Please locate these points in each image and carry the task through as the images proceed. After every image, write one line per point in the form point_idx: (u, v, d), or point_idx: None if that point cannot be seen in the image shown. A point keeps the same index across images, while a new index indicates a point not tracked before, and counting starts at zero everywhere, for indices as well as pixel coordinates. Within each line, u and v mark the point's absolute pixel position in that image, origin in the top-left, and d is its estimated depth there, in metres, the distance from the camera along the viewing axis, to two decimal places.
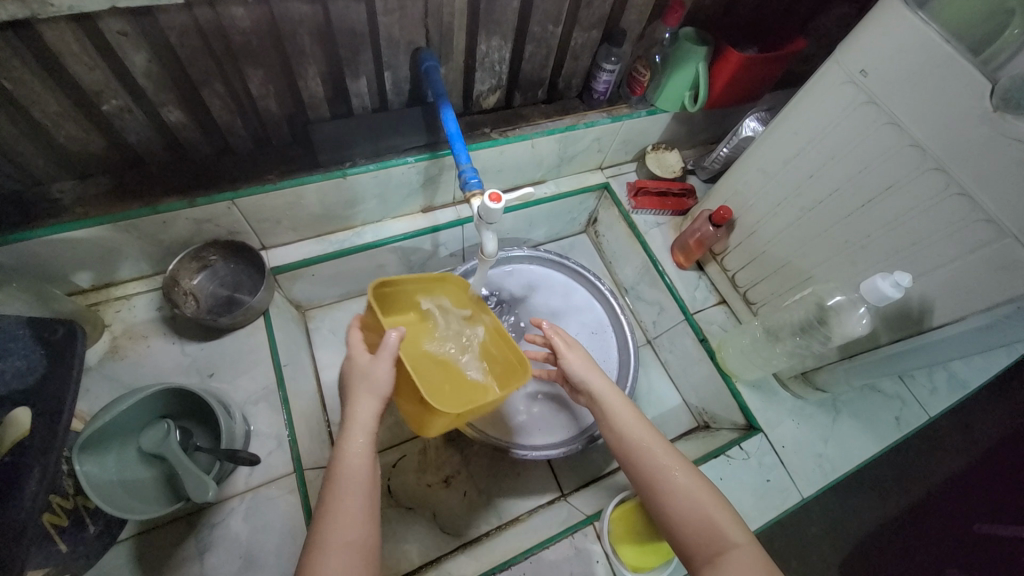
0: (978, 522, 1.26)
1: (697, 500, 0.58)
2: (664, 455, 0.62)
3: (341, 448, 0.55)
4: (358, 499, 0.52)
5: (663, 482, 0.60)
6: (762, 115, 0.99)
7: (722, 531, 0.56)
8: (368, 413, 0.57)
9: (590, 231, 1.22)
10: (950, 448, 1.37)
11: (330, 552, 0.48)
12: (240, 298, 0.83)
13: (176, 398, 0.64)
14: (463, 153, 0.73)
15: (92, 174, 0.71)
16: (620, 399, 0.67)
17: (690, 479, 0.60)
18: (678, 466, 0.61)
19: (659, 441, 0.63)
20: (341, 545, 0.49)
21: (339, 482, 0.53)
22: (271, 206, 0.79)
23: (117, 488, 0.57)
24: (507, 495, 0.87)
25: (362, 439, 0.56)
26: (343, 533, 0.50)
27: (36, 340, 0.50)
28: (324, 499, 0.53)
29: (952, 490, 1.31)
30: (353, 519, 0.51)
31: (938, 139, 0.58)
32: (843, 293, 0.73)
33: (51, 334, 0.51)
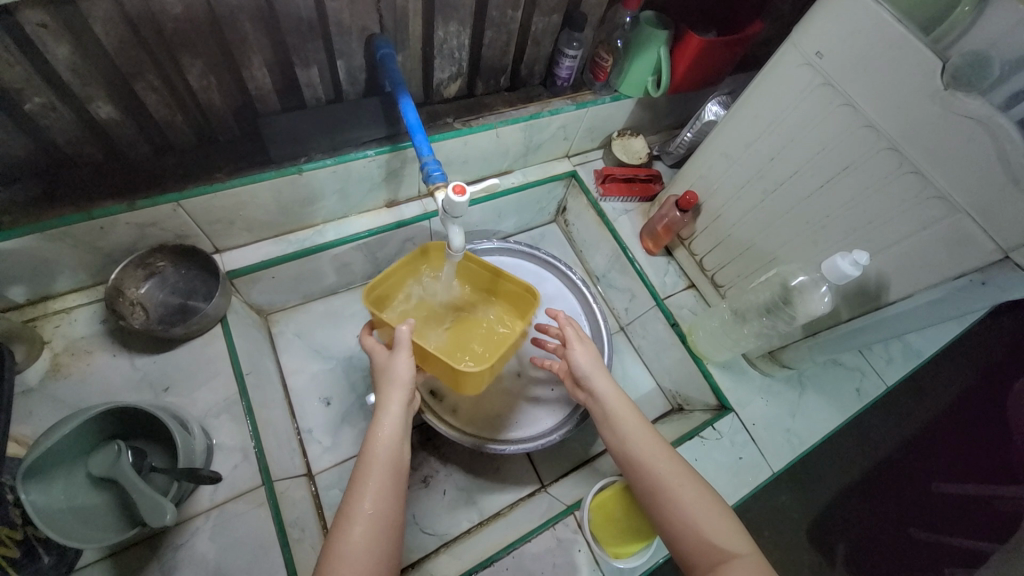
0: (937, 480, 1.36)
1: (698, 506, 0.59)
2: (668, 462, 0.63)
3: (372, 430, 0.59)
4: (386, 486, 0.55)
5: (668, 485, 0.61)
6: (724, 98, 0.99)
7: (726, 540, 0.56)
8: (399, 403, 0.61)
9: (559, 220, 1.21)
10: (905, 414, 1.45)
11: (358, 520, 0.52)
12: (194, 306, 0.78)
13: (127, 417, 0.60)
14: (425, 145, 0.70)
15: (18, 179, 0.65)
16: (629, 406, 0.68)
17: (695, 484, 0.61)
18: (684, 473, 0.62)
19: (664, 448, 0.64)
20: (367, 519, 0.53)
21: (368, 463, 0.56)
22: (221, 206, 0.74)
23: (67, 515, 0.54)
24: (487, 490, 0.86)
25: (392, 424, 0.59)
26: (368, 512, 0.53)
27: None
28: (353, 479, 0.56)
29: (911, 452, 1.39)
30: (378, 498, 0.54)
31: (890, 119, 0.60)
32: (807, 274, 0.75)
33: None
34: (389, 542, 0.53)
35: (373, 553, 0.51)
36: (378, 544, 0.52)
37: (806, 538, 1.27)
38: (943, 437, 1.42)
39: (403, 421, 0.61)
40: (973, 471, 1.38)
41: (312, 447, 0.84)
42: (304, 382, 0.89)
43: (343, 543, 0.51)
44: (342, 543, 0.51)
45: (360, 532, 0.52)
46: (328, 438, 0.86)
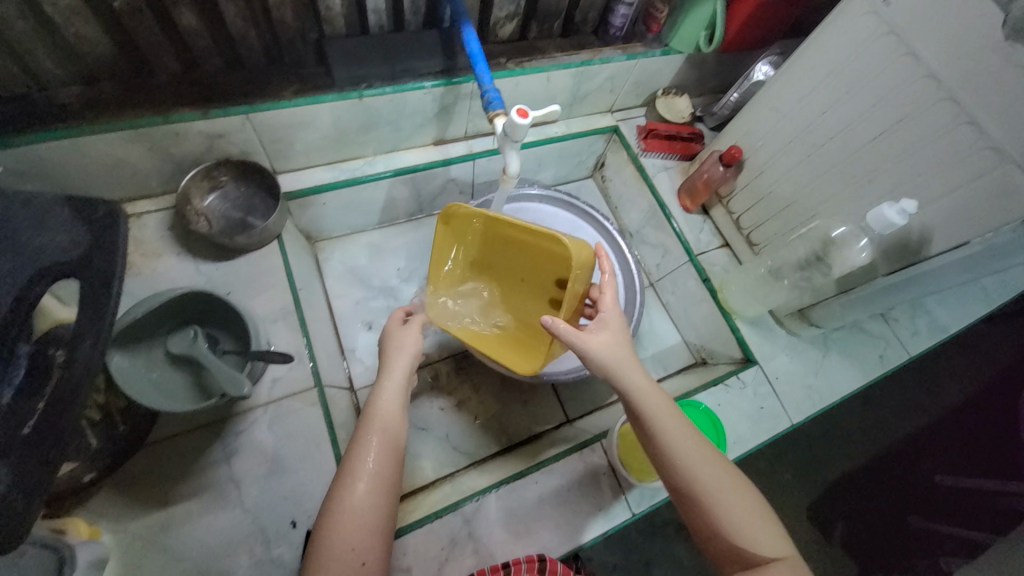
0: (939, 474, 1.37)
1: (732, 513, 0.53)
2: (700, 464, 0.55)
3: (375, 393, 0.61)
4: (386, 444, 0.57)
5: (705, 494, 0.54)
6: (775, 58, 0.99)
7: (762, 548, 0.52)
8: (401, 370, 0.64)
9: (597, 175, 1.22)
10: (915, 405, 1.47)
11: (360, 476, 0.54)
12: (253, 222, 0.82)
13: (199, 305, 0.64)
14: (486, 74, 0.72)
15: (100, 81, 0.68)
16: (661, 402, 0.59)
17: (733, 485, 0.54)
18: (720, 474, 0.55)
19: (699, 448, 0.56)
20: (368, 474, 0.54)
21: (371, 422, 0.59)
22: (285, 125, 0.77)
23: (148, 386, 0.59)
24: (516, 420, 0.91)
25: (393, 390, 0.62)
26: (370, 469, 0.55)
27: (75, 219, 0.42)
28: (355, 436, 0.58)
29: (918, 441, 1.41)
30: (380, 456, 0.56)
31: (952, 67, 0.60)
32: (848, 225, 0.76)
33: (91, 213, 0.43)
34: (389, 500, 0.55)
35: (373, 511, 0.53)
36: (380, 498, 0.54)
37: (807, 513, 1.31)
38: (951, 429, 1.44)
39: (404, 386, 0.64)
40: (975, 465, 1.39)
41: (354, 365, 0.90)
42: (348, 306, 0.94)
43: (347, 494, 0.53)
44: (345, 497, 0.53)
45: (364, 487, 0.53)
46: (370, 359, 0.91)
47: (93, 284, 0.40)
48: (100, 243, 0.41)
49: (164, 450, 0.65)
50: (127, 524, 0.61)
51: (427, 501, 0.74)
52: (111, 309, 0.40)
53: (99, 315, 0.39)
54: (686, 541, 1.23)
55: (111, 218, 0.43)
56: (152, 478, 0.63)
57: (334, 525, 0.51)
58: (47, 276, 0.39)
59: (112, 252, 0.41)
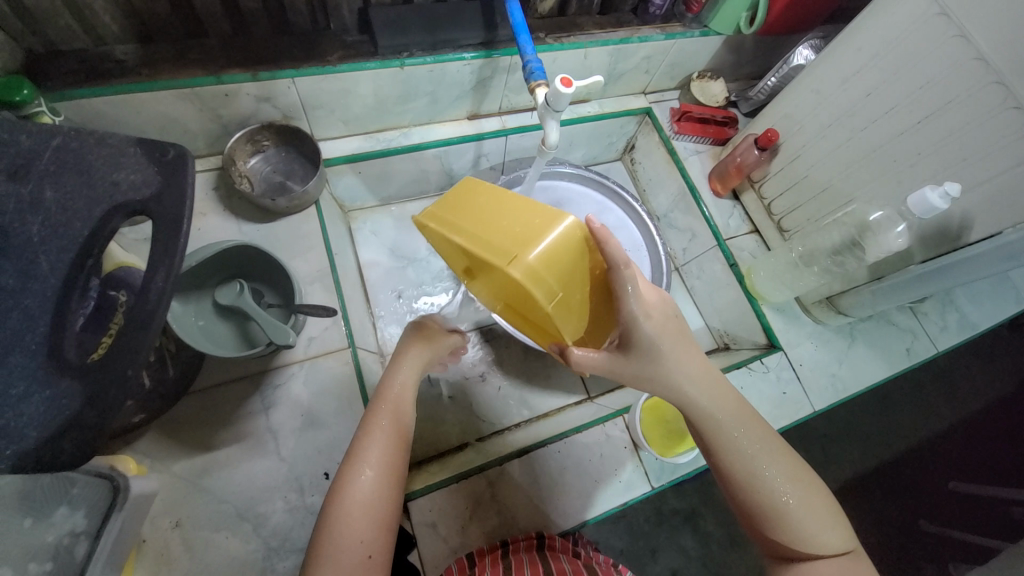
0: (953, 479, 1.37)
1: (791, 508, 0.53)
2: (760, 457, 0.55)
3: (385, 382, 0.62)
4: (393, 431, 0.57)
5: (764, 489, 0.53)
6: (816, 43, 0.98)
7: (820, 540, 0.52)
8: (412, 364, 0.65)
9: (626, 158, 1.22)
10: (935, 409, 1.45)
11: (370, 465, 0.53)
12: (292, 186, 0.84)
13: (246, 260, 0.66)
14: (528, 45, 0.72)
15: (156, 39, 0.71)
16: (716, 398, 0.57)
17: (793, 478, 0.54)
18: (781, 468, 0.54)
19: (758, 442, 0.56)
20: (377, 462, 0.54)
21: (381, 408, 0.59)
22: (329, 91, 0.79)
23: (197, 333, 0.61)
24: (538, 393, 0.92)
25: (407, 380, 0.63)
26: (379, 456, 0.54)
27: (148, 159, 0.44)
28: (365, 423, 0.58)
29: (935, 444, 1.40)
30: (388, 448, 0.55)
31: (1006, 48, 0.59)
32: (884, 211, 0.75)
33: (162, 154, 0.44)
34: (395, 491, 0.54)
35: (378, 501, 0.52)
36: (386, 489, 0.53)
37: None
38: (969, 434, 1.43)
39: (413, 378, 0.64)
40: (992, 472, 1.37)
41: (383, 332, 0.92)
42: (378, 275, 0.96)
43: (353, 482, 0.52)
44: (350, 486, 0.52)
45: (369, 476, 0.53)
46: (398, 326, 0.93)
47: (164, 223, 0.41)
48: (170, 183, 0.43)
49: (208, 398, 0.68)
50: (172, 465, 0.64)
51: (452, 464, 0.76)
52: (180, 247, 0.41)
53: (168, 251, 0.40)
54: (693, 532, 1.24)
55: (181, 159, 0.44)
56: (195, 423, 0.67)
57: (340, 515, 0.51)
58: (124, 210, 0.42)
59: (181, 192, 0.43)
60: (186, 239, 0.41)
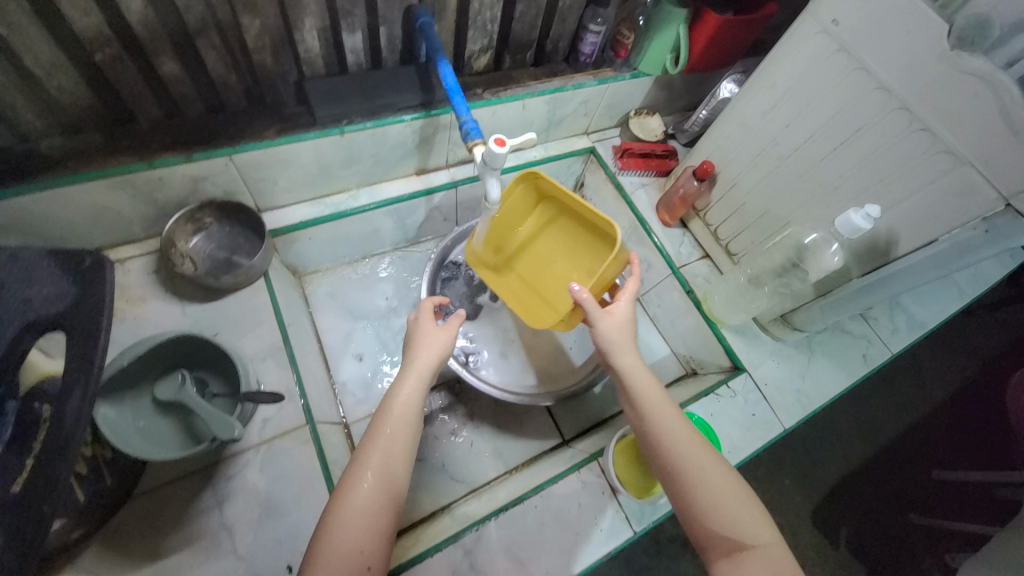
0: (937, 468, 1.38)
1: (716, 496, 0.57)
2: (689, 447, 0.61)
3: (397, 383, 0.61)
4: (395, 438, 0.56)
5: (688, 475, 0.59)
6: (739, 77, 1.04)
7: (747, 530, 0.56)
8: (428, 360, 0.63)
9: (577, 195, 1.25)
10: (905, 403, 1.48)
11: (370, 467, 0.54)
12: (238, 260, 0.82)
13: (188, 348, 0.63)
14: (463, 106, 0.74)
15: (82, 130, 0.69)
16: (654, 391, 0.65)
17: (719, 470, 0.60)
18: (709, 460, 0.60)
19: (691, 434, 0.62)
20: (378, 470, 0.54)
21: (386, 414, 0.58)
22: (268, 163, 0.78)
23: (136, 435, 0.58)
24: (511, 443, 0.90)
25: (415, 382, 0.62)
26: (380, 462, 0.54)
27: (62, 271, 0.43)
28: (371, 428, 0.58)
29: (912, 436, 1.43)
30: (390, 450, 0.56)
31: (902, 79, 0.64)
32: (820, 232, 0.79)
33: (76, 264, 0.43)
34: (394, 498, 0.54)
35: (375, 511, 0.52)
36: (384, 498, 0.53)
37: (811, 520, 1.30)
38: (942, 423, 1.46)
39: (426, 379, 0.63)
40: (968, 458, 1.40)
41: (347, 398, 0.89)
42: (338, 339, 0.94)
43: (353, 488, 0.52)
44: (350, 491, 0.52)
45: (369, 481, 0.53)
46: (361, 392, 0.90)
47: (81, 338, 0.40)
48: (87, 295, 0.42)
49: (155, 499, 0.64)
50: None
51: (428, 532, 0.73)
52: (98, 361, 0.40)
53: (86, 368, 0.39)
54: (690, 560, 1.21)
55: (97, 269, 0.43)
56: (143, 529, 0.62)
57: (335, 522, 0.50)
58: (38, 328, 0.40)
59: (99, 304, 0.42)
60: (102, 357, 0.40)
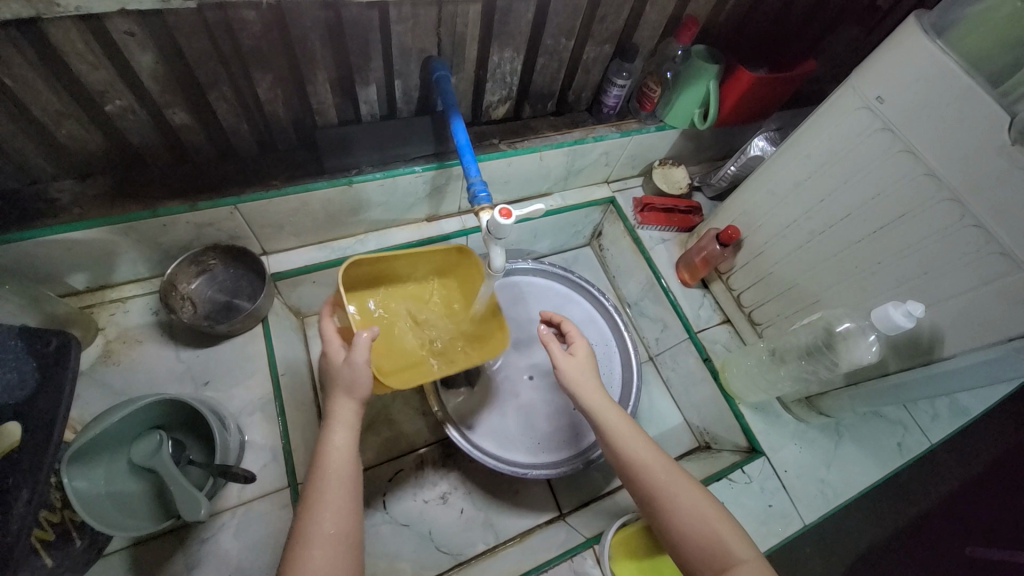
0: (969, 544, 1.17)
1: (699, 515, 0.56)
2: (666, 469, 0.60)
3: (324, 442, 0.55)
4: (341, 497, 0.52)
5: (662, 497, 0.58)
6: (772, 135, 0.98)
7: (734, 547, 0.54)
8: (350, 411, 0.58)
9: (594, 244, 1.21)
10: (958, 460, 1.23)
11: (315, 543, 0.49)
12: (238, 305, 0.82)
13: (171, 411, 0.63)
14: (473, 166, 0.71)
15: (92, 174, 0.69)
16: (624, 420, 0.64)
17: (690, 488, 0.58)
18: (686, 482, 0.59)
19: (658, 456, 0.61)
20: (325, 541, 0.49)
21: (321, 479, 0.53)
22: (275, 211, 0.77)
23: (105, 503, 0.56)
24: (504, 513, 0.85)
25: (344, 435, 0.56)
26: (325, 532, 0.50)
27: (28, 353, 0.49)
28: (306, 496, 0.53)
29: (954, 504, 1.19)
30: (338, 515, 0.51)
31: (953, 169, 0.57)
32: (853, 320, 0.72)
33: (43, 345, 0.50)
34: (352, 561, 0.50)
35: None
36: (343, 565, 0.49)
37: None
38: (991, 490, 1.21)
39: (355, 428, 0.57)
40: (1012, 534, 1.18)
41: None
42: None
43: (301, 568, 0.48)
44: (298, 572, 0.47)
45: (320, 555, 0.48)
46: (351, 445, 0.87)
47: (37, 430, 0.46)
48: (47, 384, 0.48)
49: (124, 561, 0.61)
50: None
51: None
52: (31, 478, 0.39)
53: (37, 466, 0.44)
54: None
55: (63, 351, 0.50)
56: None
57: None
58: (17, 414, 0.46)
59: (56, 393, 0.48)
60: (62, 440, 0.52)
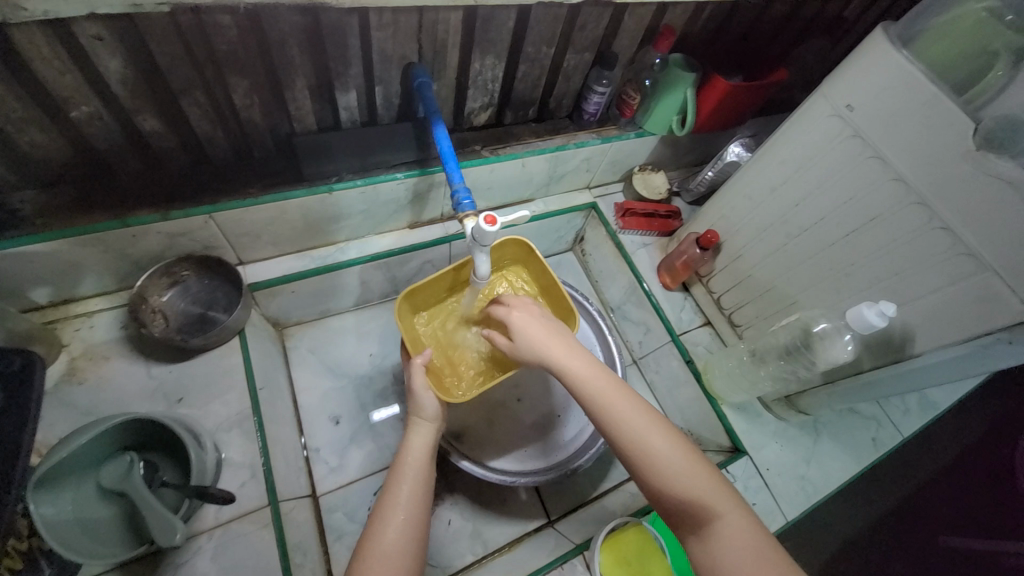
0: (940, 535, 1.22)
1: (677, 473, 0.54)
2: (645, 424, 0.56)
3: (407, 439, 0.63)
4: (412, 486, 0.58)
5: (640, 457, 0.55)
6: (747, 141, 1.01)
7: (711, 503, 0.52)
8: (429, 415, 0.64)
9: (576, 249, 1.22)
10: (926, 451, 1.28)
11: (393, 521, 0.55)
12: (214, 317, 0.79)
13: (144, 431, 0.60)
14: (456, 173, 0.71)
15: (55, 183, 0.66)
16: (601, 374, 0.61)
17: (669, 445, 0.56)
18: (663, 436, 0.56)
19: (635, 415, 0.57)
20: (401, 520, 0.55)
21: (400, 468, 0.60)
22: (252, 220, 0.75)
23: (74, 530, 0.53)
24: (493, 522, 0.84)
25: (424, 436, 0.63)
26: (403, 512, 0.56)
27: None
28: (386, 487, 0.59)
29: (916, 495, 1.24)
30: (412, 500, 0.57)
31: (922, 174, 0.60)
32: (829, 321, 0.74)
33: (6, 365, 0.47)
34: (420, 544, 0.55)
35: (404, 558, 0.53)
36: (413, 545, 0.54)
37: None
38: (953, 480, 1.28)
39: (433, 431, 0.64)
40: (970, 522, 1.23)
41: (318, 467, 0.83)
42: (314, 398, 0.89)
43: (379, 539, 0.54)
44: (376, 542, 0.53)
45: (395, 531, 0.54)
46: (334, 459, 0.85)
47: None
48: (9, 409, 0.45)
49: None
50: None
51: None
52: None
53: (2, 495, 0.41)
54: None
55: (28, 372, 0.47)
56: None
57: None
58: None
59: (22, 415, 0.45)
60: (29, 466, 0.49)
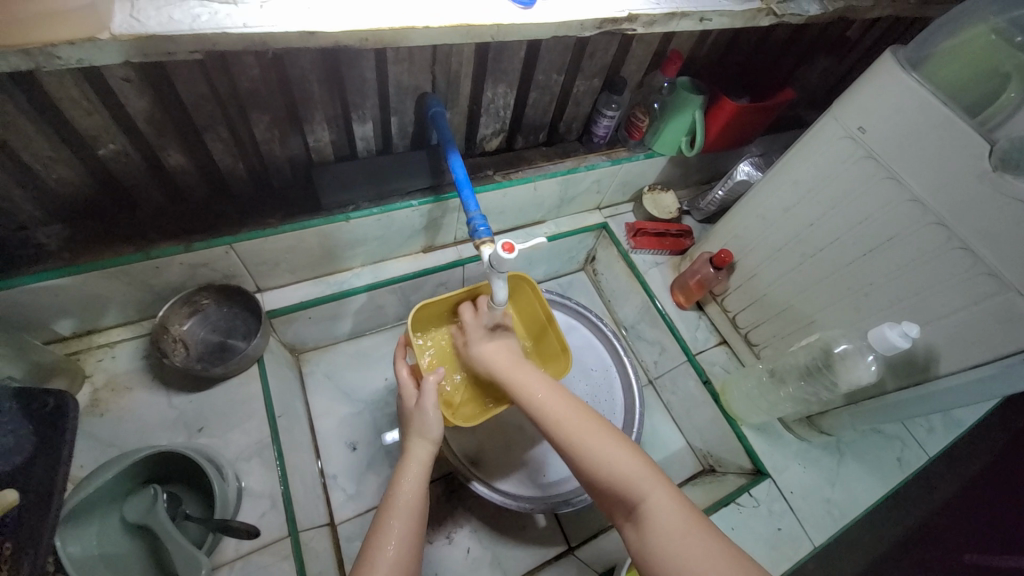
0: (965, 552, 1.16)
1: (607, 460, 0.57)
2: (578, 420, 0.60)
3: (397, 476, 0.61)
4: (404, 529, 0.56)
5: (573, 448, 0.59)
6: (756, 160, 1.01)
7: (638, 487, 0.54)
8: (424, 453, 0.63)
9: (588, 268, 1.22)
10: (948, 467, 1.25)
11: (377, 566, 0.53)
12: (233, 345, 0.80)
13: (166, 463, 0.60)
14: (472, 200, 0.72)
15: (81, 217, 0.68)
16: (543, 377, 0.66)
17: (600, 434, 0.59)
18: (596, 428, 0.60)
19: (569, 410, 0.62)
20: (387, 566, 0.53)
21: (391, 508, 0.58)
22: (271, 249, 0.76)
23: (99, 565, 0.53)
24: (511, 549, 0.83)
25: (414, 472, 0.62)
26: (387, 558, 0.54)
27: (24, 414, 0.48)
28: (375, 525, 0.57)
29: (943, 515, 1.20)
30: (401, 543, 0.55)
31: (938, 195, 0.60)
32: (850, 341, 0.73)
33: (40, 406, 0.49)
34: None
35: None
36: None
37: None
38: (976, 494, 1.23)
39: (426, 467, 0.63)
40: (1002, 542, 1.18)
41: (335, 494, 0.83)
42: (330, 424, 0.89)
43: None
44: None
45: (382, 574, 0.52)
46: (351, 486, 0.84)
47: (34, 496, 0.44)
48: (44, 449, 0.47)
49: None
50: None
51: None
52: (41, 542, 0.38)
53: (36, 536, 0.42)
54: None
55: (62, 410, 0.49)
56: None
57: None
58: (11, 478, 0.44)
59: (56, 454, 0.47)
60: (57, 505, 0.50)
